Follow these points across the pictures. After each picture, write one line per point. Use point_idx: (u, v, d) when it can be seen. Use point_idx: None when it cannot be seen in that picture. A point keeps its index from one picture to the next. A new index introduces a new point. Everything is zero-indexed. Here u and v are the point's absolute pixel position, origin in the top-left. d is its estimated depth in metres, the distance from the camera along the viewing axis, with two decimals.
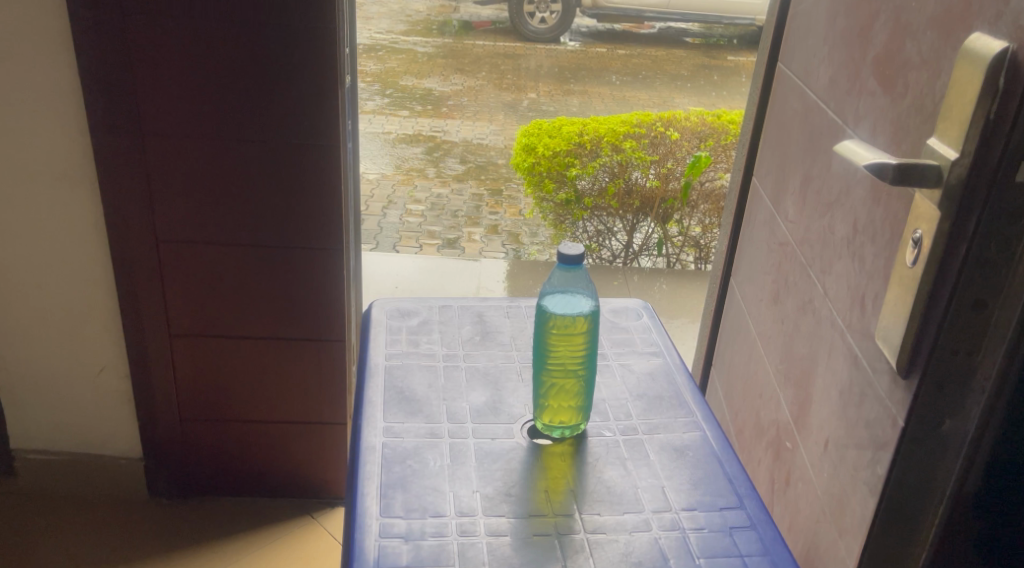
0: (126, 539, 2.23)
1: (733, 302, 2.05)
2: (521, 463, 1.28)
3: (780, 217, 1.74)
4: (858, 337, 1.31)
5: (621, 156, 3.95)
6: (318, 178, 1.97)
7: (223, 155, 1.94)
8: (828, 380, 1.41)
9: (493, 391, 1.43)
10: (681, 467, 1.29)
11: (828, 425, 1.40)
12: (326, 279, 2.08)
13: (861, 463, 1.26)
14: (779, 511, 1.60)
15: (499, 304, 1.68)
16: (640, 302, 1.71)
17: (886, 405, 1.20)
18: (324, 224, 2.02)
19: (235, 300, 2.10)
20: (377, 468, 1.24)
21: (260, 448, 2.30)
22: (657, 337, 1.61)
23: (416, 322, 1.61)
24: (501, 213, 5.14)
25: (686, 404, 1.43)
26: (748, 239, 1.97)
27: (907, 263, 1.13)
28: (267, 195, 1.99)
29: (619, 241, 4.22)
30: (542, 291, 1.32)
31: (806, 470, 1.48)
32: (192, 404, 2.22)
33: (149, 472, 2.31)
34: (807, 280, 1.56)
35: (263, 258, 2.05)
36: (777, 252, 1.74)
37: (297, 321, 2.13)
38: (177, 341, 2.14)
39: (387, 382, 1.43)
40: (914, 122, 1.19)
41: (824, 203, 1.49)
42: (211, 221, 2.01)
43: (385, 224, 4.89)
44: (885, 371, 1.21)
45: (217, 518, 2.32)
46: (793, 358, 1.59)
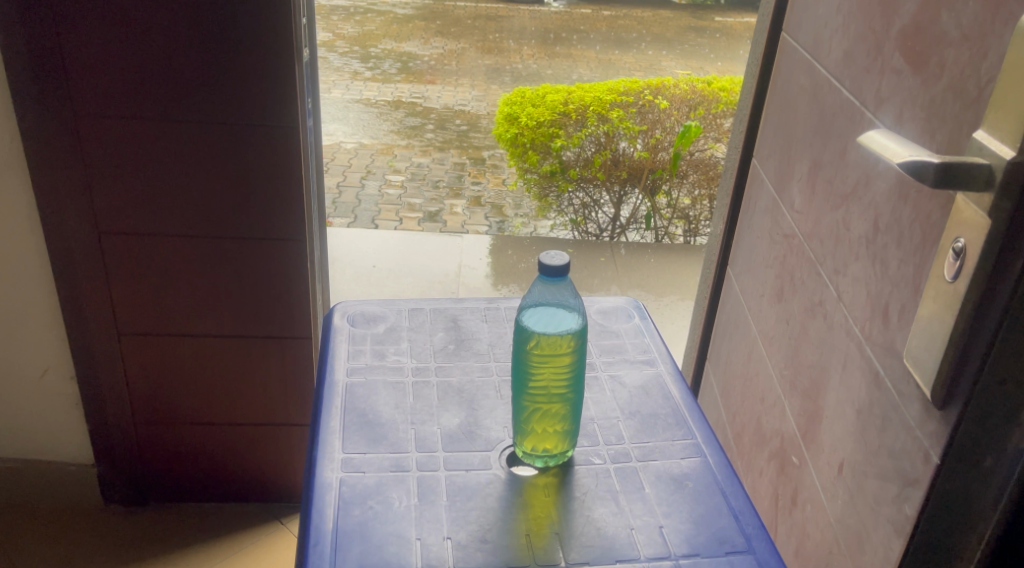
0: (78, 552, 2.07)
1: (730, 293, 1.89)
2: (498, 501, 1.12)
3: (785, 205, 1.57)
4: (878, 352, 1.15)
5: (608, 126, 3.77)
6: (275, 163, 1.79)
7: (168, 138, 1.76)
8: (842, 395, 1.26)
9: (468, 413, 1.27)
10: (679, 502, 1.14)
11: (843, 447, 1.24)
12: (288, 272, 1.91)
13: (885, 496, 1.11)
14: (785, 533, 1.45)
15: (476, 306, 1.52)
16: (630, 301, 1.55)
17: (916, 435, 1.05)
18: (284, 212, 1.84)
19: (189, 295, 1.92)
20: (332, 515, 1.08)
21: (223, 451, 2.14)
22: (651, 341, 1.45)
23: (382, 329, 1.44)
24: (483, 183, 4.97)
25: (684, 424, 1.28)
26: (746, 227, 1.81)
27: (944, 276, 0.97)
28: (218, 182, 1.80)
29: (606, 213, 4.07)
30: (521, 304, 1.15)
31: (816, 492, 1.34)
32: (146, 406, 2.06)
33: (104, 478, 2.15)
34: (816, 279, 1.40)
35: (219, 250, 1.88)
36: (780, 243, 1.57)
37: (258, 317, 1.96)
38: (126, 340, 1.96)
39: (348, 403, 1.27)
40: (952, 109, 1.02)
41: (838, 195, 1.33)
42: (159, 211, 1.82)
43: (364, 195, 4.69)
44: (913, 396, 1.05)
45: (178, 526, 2.16)
46: (800, 366, 1.44)
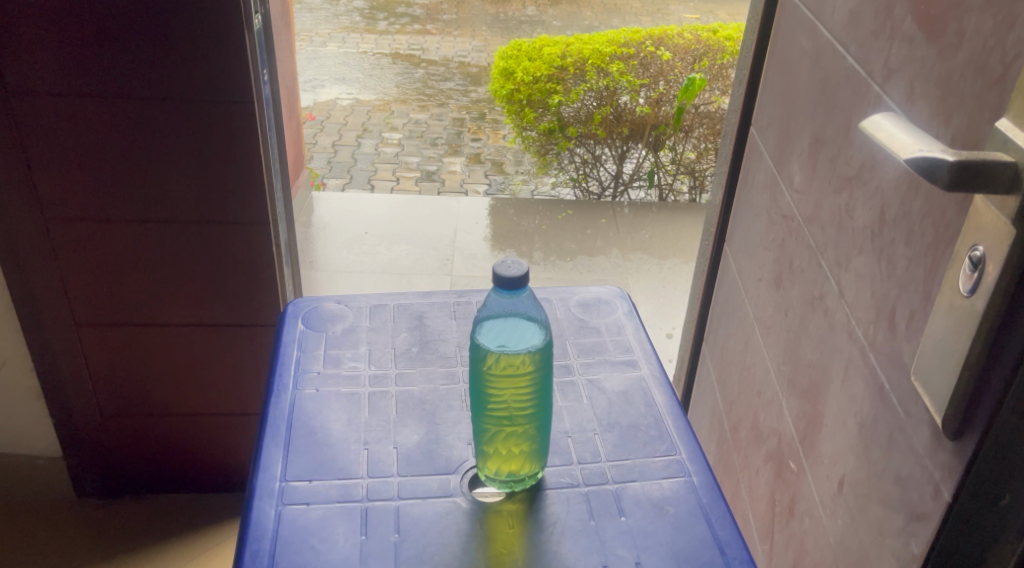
0: (49, 548, 2.00)
1: (727, 272, 1.75)
2: (458, 536, 1.02)
3: (784, 182, 1.42)
4: (883, 363, 1.02)
5: (608, 80, 3.59)
6: (233, 142, 1.67)
7: (113, 117, 1.63)
8: (844, 404, 1.13)
9: (428, 428, 1.16)
10: (659, 533, 1.03)
11: (844, 462, 1.12)
12: (253, 255, 1.79)
13: (890, 524, 0.99)
14: (782, 544, 1.34)
15: (445, 301, 1.39)
16: (613, 291, 1.42)
17: (925, 463, 0.92)
18: (245, 194, 1.72)
19: (148, 283, 1.81)
20: (268, 561, 0.98)
21: (197, 441, 2.05)
22: (634, 336, 1.33)
23: (340, 331, 1.32)
24: (483, 139, 4.80)
25: (667, 436, 1.16)
26: (744, 201, 1.66)
27: (959, 289, 0.83)
28: (172, 164, 1.68)
29: (608, 170, 3.90)
30: (477, 318, 1.03)
31: (815, 506, 1.22)
32: (112, 398, 1.96)
33: (75, 472, 2.07)
34: (815, 269, 1.26)
35: (179, 235, 1.76)
36: (779, 224, 1.43)
37: (224, 303, 1.85)
38: (85, 331, 1.86)
39: (296, 421, 1.16)
40: (972, 90, 0.87)
41: (840, 177, 1.18)
42: (108, 194, 1.70)
43: (359, 154, 4.53)
44: (922, 419, 0.92)
45: (155, 518, 2.09)
46: (798, 363, 1.31)
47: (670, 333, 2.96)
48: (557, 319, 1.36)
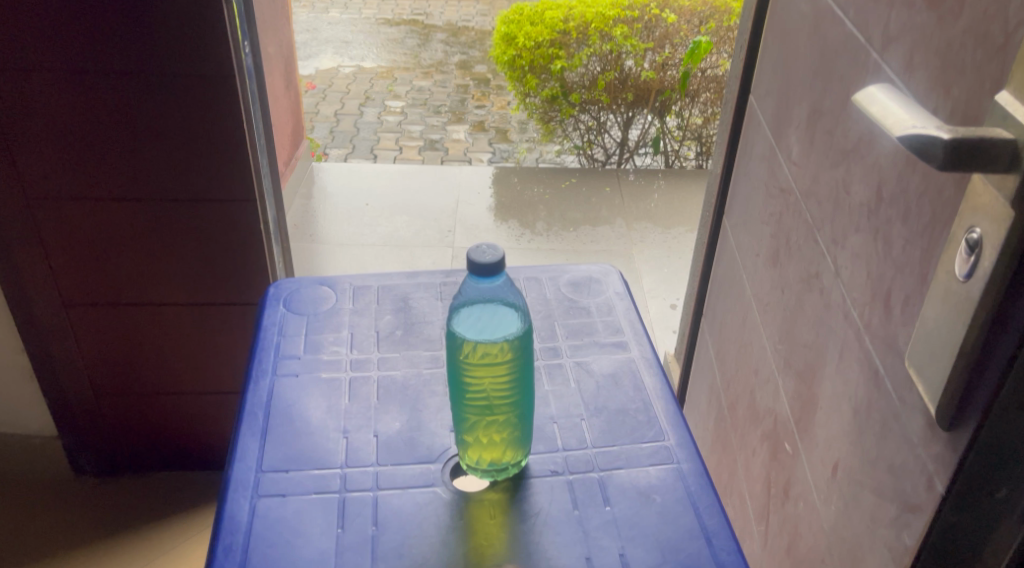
0: (47, 526, 2.00)
1: (726, 245, 1.70)
2: (437, 529, 1.00)
3: (782, 153, 1.37)
4: (878, 347, 0.98)
5: (612, 44, 3.50)
6: (215, 117, 1.63)
7: (91, 94, 1.59)
8: (838, 387, 1.09)
9: (409, 415, 1.13)
10: (645, 523, 1.00)
11: (838, 447, 1.08)
12: (240, 232, 1.76)
13: (883, 514, 0.95)
14: (777, 526, 1.31)
15: (431, 281, 1.36)
16: (604, 268, 1.39)
17: (919, 453, 0.88)
18: (230, 171, 1.69)
19: (134, 262, 1.79)
20: (241, 556, 0.97)
21: (193, 418, 2.05)
22: (625, 317, 1.29)
23: (322, 314, 1.28)
24: (487, 106, 4.73)
25: (655, 421, 1.13)
26: (742, 172, 1.61)
27: (955, 273, 0.79)
28: (154, 141, 1.65)
29: (613, 137, 3.83)
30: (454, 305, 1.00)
31: (809, 490, 1.18)
32: (105, 376, 1.95)
33: (71, 451, 2.07)
34: (812, 246, 1.21)
35: (164, 214, 1.73)
36: (777, 198, 1.38)
37: (213, 281, 1.83)
38: (74, 310, 1.84)
39: (275, 409, 1.14)
40: (972, 60, 0.82)
41: (837, 151, 1.13)
42: (90, 173, 1.67)
43: (362, 122, 4.45)
44: (917, 408, 0.88)
45: (153, 496, 2.09)
46: (795, 342, 1.27)
47: (674, 304, 2.92)
48: (546, 299, 1.32)
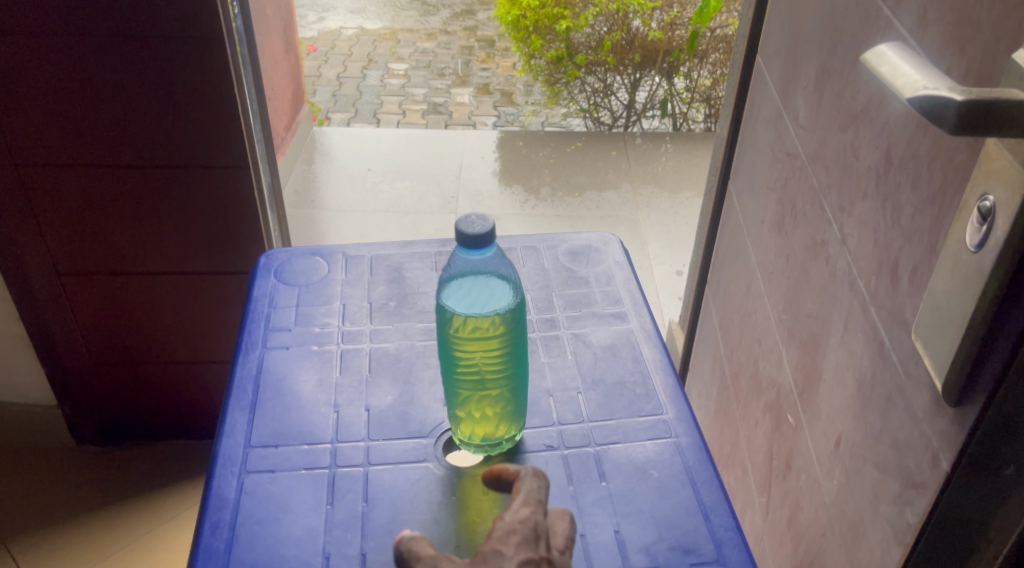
0: (48, 494, 2.00)
1: (731, 211, 1.66)
2: (428, 506, 0.97)
3: (788, 116, 1.32)
4: (884, 319, 0.94)
5: (618, 5, 3.41)
6: (205, 81, 1.58)
7: (78, 57, 1.54)
8: (842, 359, 1.06)
9: (402, 389, 1.10)
10: (641, 500, 0.98)
11: (841, 421, 1.05)
12: (234, 200, 1.73)
13: (885, 490, 0.92)
14: (778, 499, 1.28)
15: (426, 251, 1.32)
16: (603, 236, 1.35)
17: (923, 429, 0.85)
18: (222, 136, 1.65)
19: (127, 229, 1.76)
20: (228, 533, 0.95)
21: (192, 388, 2.03)
22: (624, 287, 1.26)
23: (314, 285, 1.26)
24: (492, 68, 4.65)
25: (654, 394, 1.10)
26: (748, 136, 1.56)
27: (966, 243, 0.75)
28: (143, 106, 1.61)
29: (620, 99, 3.76)
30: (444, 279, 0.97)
31: (811, 463, 1.15)
32: (102, 345, 1.93)
33: (71, 421, 2.06)
34: (818, 213, 1.17)
35: (155, 181, 1.70)
36: (783, 163, 1.33)
37: (208, 250, 1.80)
38: (68, 278, 1.82)
39: (264, 382, 1.11)
40: (990, 16, 0.77)
41: (846, 113, 1.08)
42: (79, 139, 1.63)
43: (365, 86, 4.38)
44: (922, 382, 0.85)
45: (154, 465, 2.08)
46: (799, 312, 1.23)
47: (680, 271, 2.88)
48: (544, 269, 1.29)
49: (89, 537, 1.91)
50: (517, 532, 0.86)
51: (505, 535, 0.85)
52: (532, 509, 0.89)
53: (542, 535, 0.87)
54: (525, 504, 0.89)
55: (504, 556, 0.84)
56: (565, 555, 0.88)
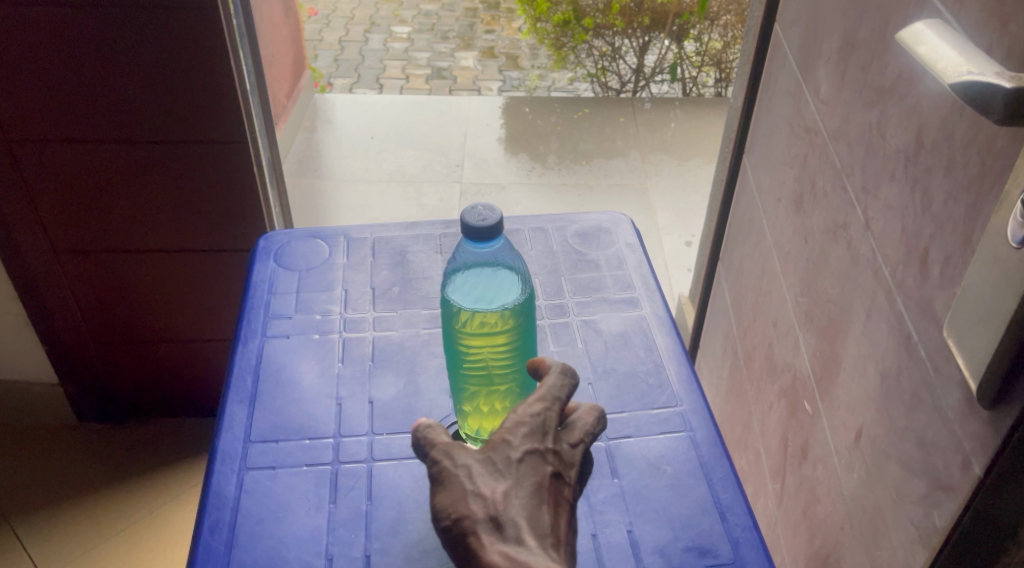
0: (51, 473, 1.98)
1: (745, 185, 1.60)
2: None
3: (808, 89, 1.26)
4: (911, 310, 0.89)
5: None
6: (200, 55, 1.53)
7: (66, 28, 1.48)
8: (865, 349, 1.01)
9: (406, 380, 1.07)
10: (655, 497, 0.94)
11: (862, 413, 1.01)
12: (232, 175, 1.68)
13: (909, 489, 0.88)
14: (793, 487, 1.24)
15: (430, 233, 1.28)
16: (614, 216, 1.31)
17: (953, 429, 0.80)
18: (219, 110, 1.60)
19: (123, 206, 1.71)
20: (228, 534, 0.91)
21: (194, 365, 2.00)
22: (636, 270, 1.22)
23: (315, 269, 1.22)
24: (497, 31, 4.55)
25: (668, 386, 1.06)
26: (765, 108, 1.49)
27: (1008, 237, 0.70)
28: (137, 80, 1.55)
29: (628, 63, 3.67)
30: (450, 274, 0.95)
31: (829, 454, 1.11)
32: (101, 322, 1.90)
33: (73, 398, 2.04)
34: (839, 193, 1.12)
35: (151, 155, 1.65)
36: (802, 139, 1.28)
37: (207, 226, 1.75)
38: (65, 255, 1.78)
39: (264, 372, 1.08)
40: None
41: (872, 89, 1.02)
42: (71, 112, 1.58)
43: (367, 50, 4.29)
44: (953, 380, 0.80)
45: (157, 443, 2.06)
46: (818, 296, 1.18)
47: (689, 242, 2.83)
48: (553, 252, 1.25)
49: (94, 515, 1.90)
50: (525, 422, 0.87)
51: (514, 426, 0.87)
52: (548, 404, 0.89)
53: (550, 431, 0.87)
54: (540, 399, 0.89)
55: (511, 445, 0.86)
56: (577, 450, 0.89)
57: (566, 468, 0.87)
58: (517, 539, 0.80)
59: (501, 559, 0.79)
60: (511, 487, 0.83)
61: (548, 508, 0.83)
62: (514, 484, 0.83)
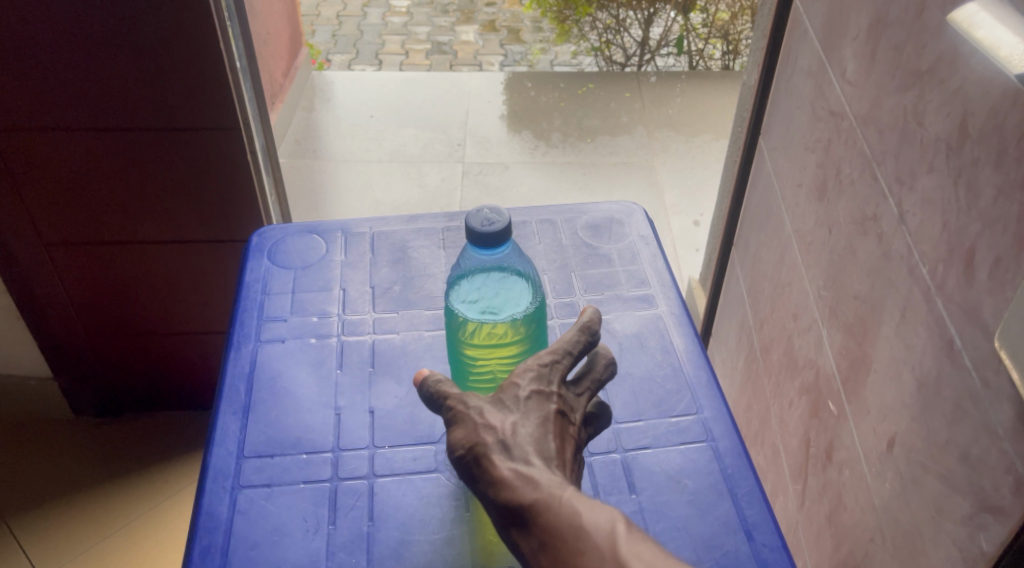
0: (48, 470, 1.92)
1: (762, 168, 1.53)
2: (441, 524, 0.91)
3: (831, 69, 1.18)
4: (954, 314, 0.83)
5: None
6: (189, 39, 1.45)
7: (46, 12, 1.40)
8: (897, 351, 0.95)
9: (409, 388, 1.03)
10: (676, 514, 0.90)
11: (894, 420, 0.95)
12: (225, 164, 1.61)
13: (951, 506, 0.83)
14: (816, 489, 1.19)
15: (432, 228, 1.24)
16: (626, 207, 1.26)
17: (1003, 446, 0.75)
18: (210, 97, 1.52)
19: (113, 197, 1.64)
20: (220, 559, 0.88)
21: (191, 359, 1.94)
22: (649, 266, 1.17)
23: (313, 267, 1.18)
24: (498, 3, 4.43)
25: (687, 392, 1.02)
26: (783, 87, 1.42)
27: None
28: (122, 66, 1.47)
29: (633, 36, 3.56)
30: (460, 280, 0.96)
31: (856, 459, 1.06)
32: (95, 316, 1.84)
33: (68, 392, 1.98)
34: (868, 183, 1.05)
35: (140, 145, 1.58)
36: (825, 122, 1.20)
37: (201, 217, 1.69)
38: (54, 248, 1.71)
39: (260, 381, 1.04)
40: None
41: (906, 72, 0.95)
42: (56, 101, 1.51)
43: (366, 25, 4.18)
44: (1004, 393, 0.74)
45: (156, 436, 2.01)
46: (843, 290, 1.11)
47: (697, 221, 2.75)
48: (562, 246, 1.20)
49: (97, 510, 1.85)
50: (532, 367, 0.88)
51: (521, 370, 0.89)
52: (557, 356, 0.90)
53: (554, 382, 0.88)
54: (551, 351, 0.90)
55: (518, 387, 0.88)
56: (582, 397, 0.90)
57: (571, 410, 0.89)
58: (524, 460, 0.83)
59: (511, 476, 0.82)
60: (518, 419, 0.85)
61: (555, 438, 0.85)
62: (523, 418, 0.85)
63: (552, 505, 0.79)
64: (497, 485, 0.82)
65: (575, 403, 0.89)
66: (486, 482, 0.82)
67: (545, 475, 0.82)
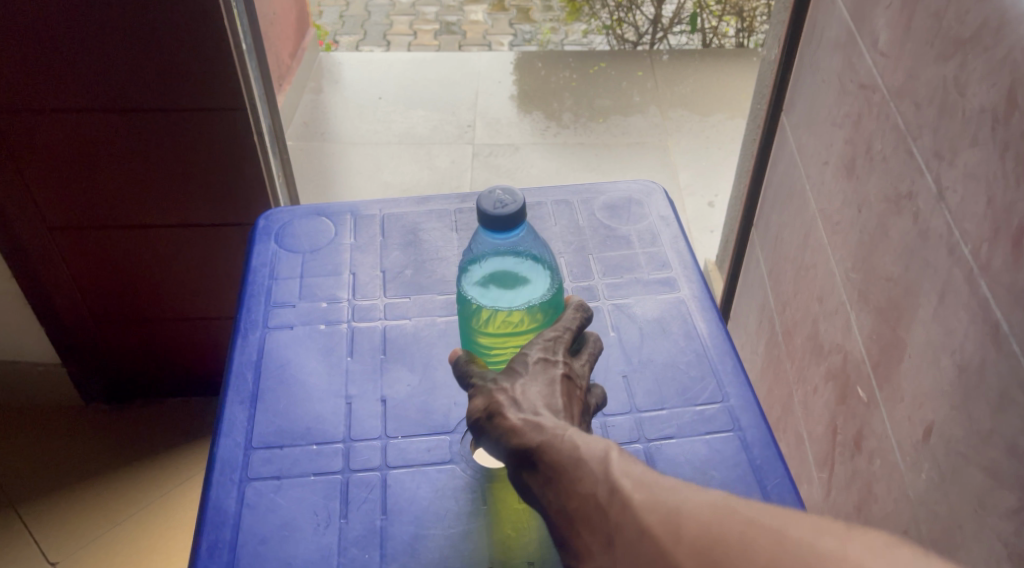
0: (56, 458, 1.89)
1: (784, 146, 1.48)
2: (458, 518, 0.88)
3: (861, 40, 1.13)
4: (1002, 297, 0.79)
5: None
6: (193, 17, 1.41)
7: None
8: (935, 336, 0.90)
9: (422, 376, 0.99)
10: None
11: (931, 407, 0.91)
12: (232, 146, 1.57)
13: (994, 500, 0.79)
14: (843, 478, 1.15)
15: (444, 210, 1.19)
16: (646, 187, 1.21)
17: None
18: (215, 77, 1.48)
19: (118, 180, 1.60)
20: (228, 555, 0.85)
21: (199, 345, 1.91)
22: (671, 248, 1.13)
23: (322, 251, 1.14)
24: None
25: (712, 380, 0.97)
26: (808, 60, 1.36)
27: None
28: (125, 45, 1.43)
29: (645, 13, 3.49)
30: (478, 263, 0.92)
31: (887, 448, 1.02)
32: (101, 301, 1.80)
33: (76, 378, 1.95)
34: (902, 159, 1.00)
35: (145, 126, 1.53)
36: (854, 96, 1.15)
37: (207, 201, 1.65)
38: (59, 233, 1.68)
39: (268, 370, 1.00)
40: None
41: (947, 41, 0.90)
42: (58, 81, 1.46)
43: (373, 5, 4.11)
44: None
45: (164, 423, 1.98)
46: (874, 272, 1.07)
47: (712, 202, 2.70)
48: (578, 228, 1.16)
49: (106, 499, 1.82)
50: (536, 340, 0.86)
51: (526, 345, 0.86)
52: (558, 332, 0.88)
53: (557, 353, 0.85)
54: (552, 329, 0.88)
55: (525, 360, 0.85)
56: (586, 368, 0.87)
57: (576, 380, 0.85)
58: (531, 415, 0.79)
59: (533, 467, 0.77)
60: (526, 380, 0.83)
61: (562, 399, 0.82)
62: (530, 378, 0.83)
63: (555, 445, 0.77)
64: (510, 451, 0.79)
65: (583, 370, 0.86)
66: (499, 449, 0.80)
67: (553, 421, 0.79)
